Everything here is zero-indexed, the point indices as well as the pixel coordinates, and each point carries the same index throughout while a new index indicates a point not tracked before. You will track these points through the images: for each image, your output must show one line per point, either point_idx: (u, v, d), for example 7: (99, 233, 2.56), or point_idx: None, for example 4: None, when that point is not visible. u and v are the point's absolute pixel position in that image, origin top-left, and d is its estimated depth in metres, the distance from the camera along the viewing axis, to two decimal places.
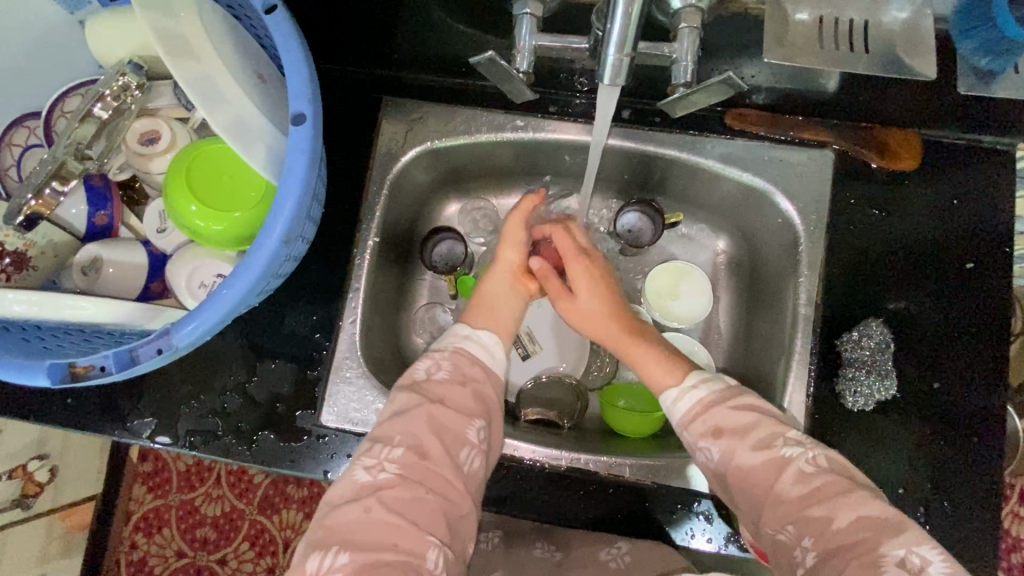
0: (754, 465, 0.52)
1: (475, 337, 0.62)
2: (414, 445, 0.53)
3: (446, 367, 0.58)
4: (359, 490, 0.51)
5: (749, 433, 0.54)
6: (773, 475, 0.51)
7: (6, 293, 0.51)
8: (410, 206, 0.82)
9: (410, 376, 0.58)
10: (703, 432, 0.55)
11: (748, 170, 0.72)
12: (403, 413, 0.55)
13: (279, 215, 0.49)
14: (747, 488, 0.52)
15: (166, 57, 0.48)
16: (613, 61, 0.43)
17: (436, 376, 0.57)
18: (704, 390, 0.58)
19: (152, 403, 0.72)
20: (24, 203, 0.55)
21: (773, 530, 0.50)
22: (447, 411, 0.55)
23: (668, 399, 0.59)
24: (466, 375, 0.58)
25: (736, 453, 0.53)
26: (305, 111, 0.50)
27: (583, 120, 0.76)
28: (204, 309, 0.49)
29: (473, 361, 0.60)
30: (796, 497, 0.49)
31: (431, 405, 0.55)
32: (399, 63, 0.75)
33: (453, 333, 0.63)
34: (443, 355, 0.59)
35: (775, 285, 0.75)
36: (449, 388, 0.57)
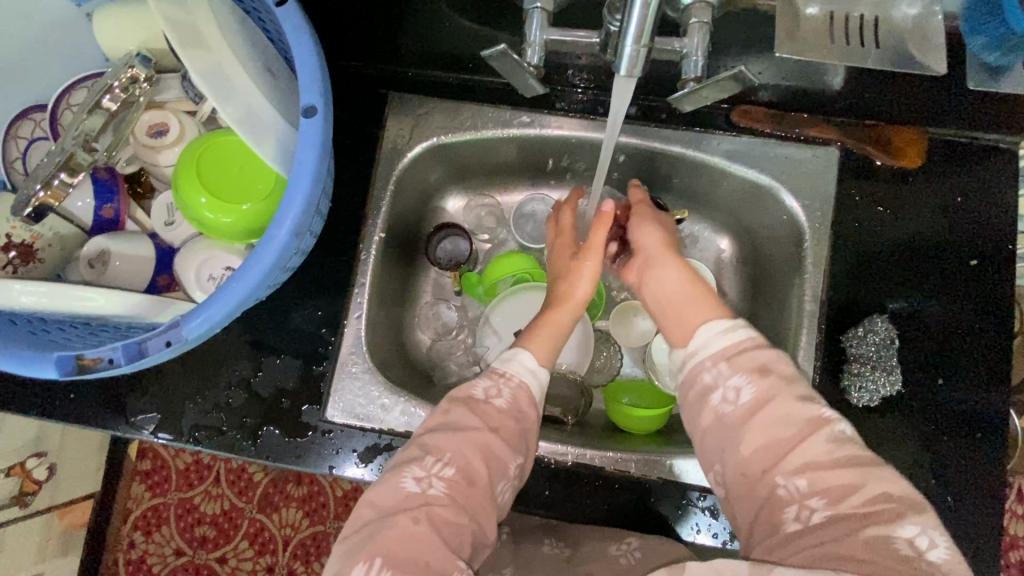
0: (780, 416, 0.48)
1: (541, 372, 0.59)
2: (463, 469, 0.52)
3: (507, 396, 0.56)
4: (407, 499, 0.50)
5: (792, 384, 0.50)
6: (806, 432, 0.47)
7: (14, 285, 0.50)
8: (415, 202, 0.82)
9: (466, 390, 0.56)
10: (744, 368, 0.51)
11: (754, 166, 0.73)
12: (457, 432, 0.53)
13: (290, 207, 0.49)
14: (767, 436, 0.48)
15: (178, 47, 0.48)
16: (630, 53, 0.43)
17: (495, 402, 0.56)
18: (753, 330, 0.53)
19: (157, 399, 0.71)
20: (32, 194, 0.55)
21: (780, 484, 0.46)
22: (503, 445, 0.54)
23: (710, 333, 0.54)
24: (523, 410, 0.56)
25: (776, 400, 0.49)
26: (315, 103, 0.50)
27: (589, 116, 0.76)
28: (214, 301, 0.49)
29: (532, 399, 0.57)
30: (822, 457, 0.46)
31: (488, 435, 0.54)
32: (405, 59, 0.75)
33: (519, 360, 0.59)
34: (506, 383, 0.57)
35: (779, 282, 0.75)
36: (505, 419, 0.55)
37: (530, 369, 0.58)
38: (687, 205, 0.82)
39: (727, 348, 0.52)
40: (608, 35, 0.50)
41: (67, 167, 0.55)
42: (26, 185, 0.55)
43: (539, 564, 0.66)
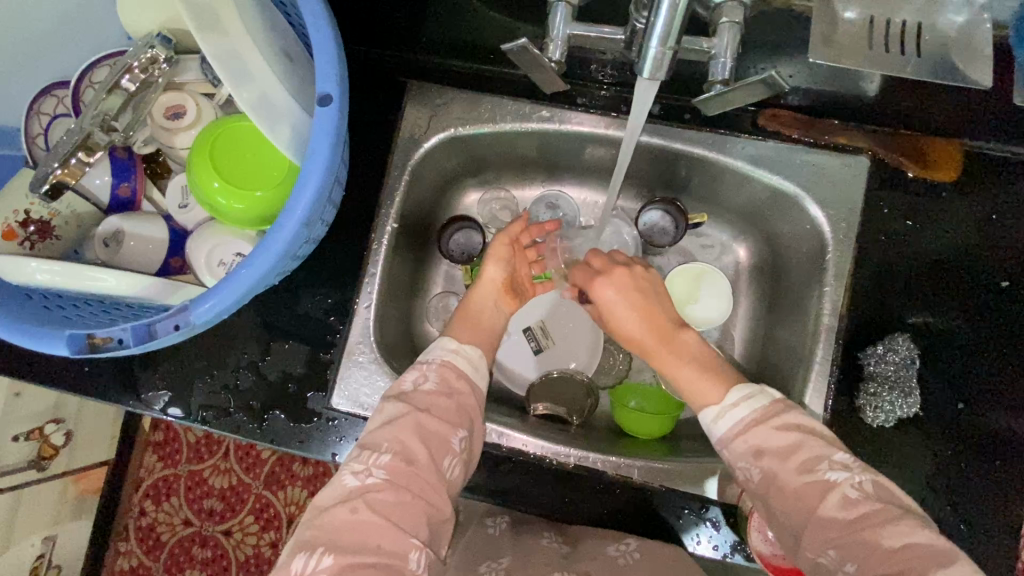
0: (792, 488, 0.49)
1: (462, 350, 0.61)
2: (401, 451, 0.52)
3: (434, 378, 0.58)
4: (348, 493, 0.50)
5: (791, 454, 0.50)
6: (817, 500, 0.48)
7: (29, 262, 0.51)
8: (430, 193, 0.81)
9: (397, 386, 0.57)
10: (744, 453, 0.52)
11: (779, 173, 0.70)
12: (392, 421, 0.54)
13: (302, 197, 0.48)
14: (788, 510, 0.49)
15: (195, 31, 0.48)
16: (654, 55, 0.41)
17: (424, 387, 0.57)
18: (739, 411, 0.54)
19: (167, 376, 0.72)
20: (49, 172, 0.54)
21: (814, 555, 0.48)
22: (435, 418, 0.54)
23: (708, 419, 0.56)
24: (453, 386, 0.58)
25: (778, 476, 0.50)
26: (331, 92, 0.49)
27: (609, 113, 0.74)
28: (223, 286, 0.48)
29: (460, 376, 0.59)
30: (839, 522, 0.47)
31: (420, 414, 0.54)
32: (426, 46, 0.74)
33: (439, 346, 0.61)
34: (430, 368, 0.59)
35: (799, 293, 0.73)
36: (435, 398, 0.56)
37: (451, 349, 0.61)
38: (706, 209, 0.81)
39: (728, 429, 0.54)
40: (633, 33, 0.47)
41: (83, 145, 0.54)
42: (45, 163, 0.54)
43: (537, 555, 0.68)
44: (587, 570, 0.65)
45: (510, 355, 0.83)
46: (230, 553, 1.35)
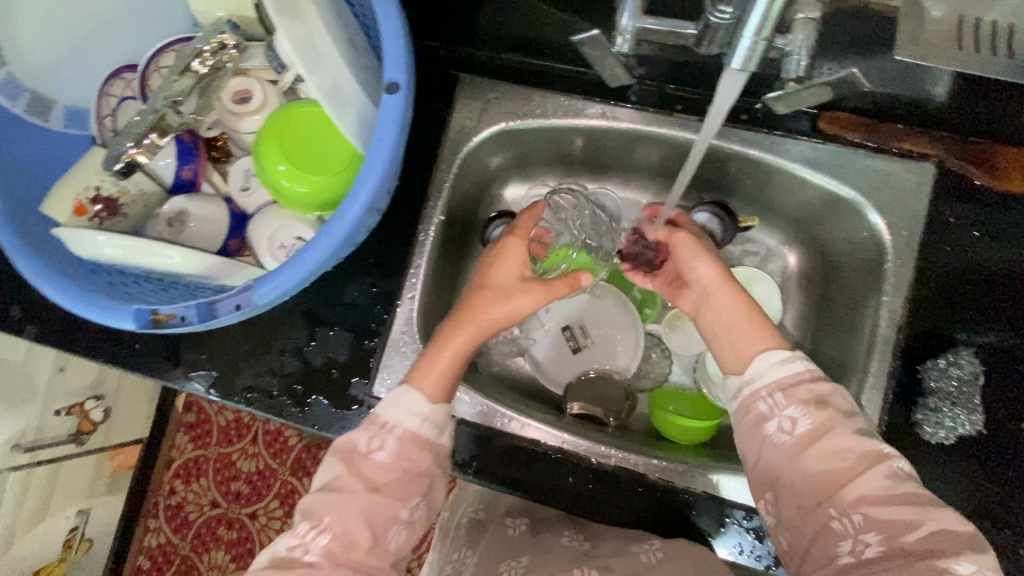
0: (838, 451, 0.48)
1: (430, 416, 0.56)
2: (342, 534, 0.51)
3: (391, 449, 0.54)
4: (283, 560, 0.51)
5: (849, 417, 0.50)
6: (864, 465, 0.47)
7: (98, 236, 0.52)
8: (475, 187, 0.82)
9: (349, 446, 0.54)
10: (803, 400, 0.51)
11: (838, 178, 0.68)
12: (335, 492, 0.52)
13: (367, 181, 0.49)
14: (825, 468, 0.48)
15: (274, 14, 0.49)
16: (746, 49, 0.40)
17: (377, 457, 0.54)
18: (800, 365, 0.53)
19: (214, 357, 0.74)
20: (122, 152, 0.55)
21: (834, 517, 0.47)
22: (383, 501, 0.53)
23: (767, 364, 0.53)
24: (410, 460, 0.54)
25: (832, 433, 0.49)
26: (399, 79, 0.49)
27: (661, 111, 0.73)
28: (284, 270, 0.49)
29: (423, 445, 0.55)
30: (878, 492, 0.46)
31: (367, 496, 0.53)
32: (480, 41, 0.75)
33: (403, 407, 0.55)
34: (390, 434, 0.54)
35: (852, 302, 0.71)
36: (389, 475, 0.53)
37: (418, 413, 0.55)
38: (757, 212, 0.79)
39: (783, 378, 0.52)
40: (707, 28, 0.46)
41: (159, 128, 0.56)
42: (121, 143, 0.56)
43: (558, 552, 0.67)
44: (608, 566, 0.63)
45: (548, 351, 0.83)
46: (256, 536, 1.37)
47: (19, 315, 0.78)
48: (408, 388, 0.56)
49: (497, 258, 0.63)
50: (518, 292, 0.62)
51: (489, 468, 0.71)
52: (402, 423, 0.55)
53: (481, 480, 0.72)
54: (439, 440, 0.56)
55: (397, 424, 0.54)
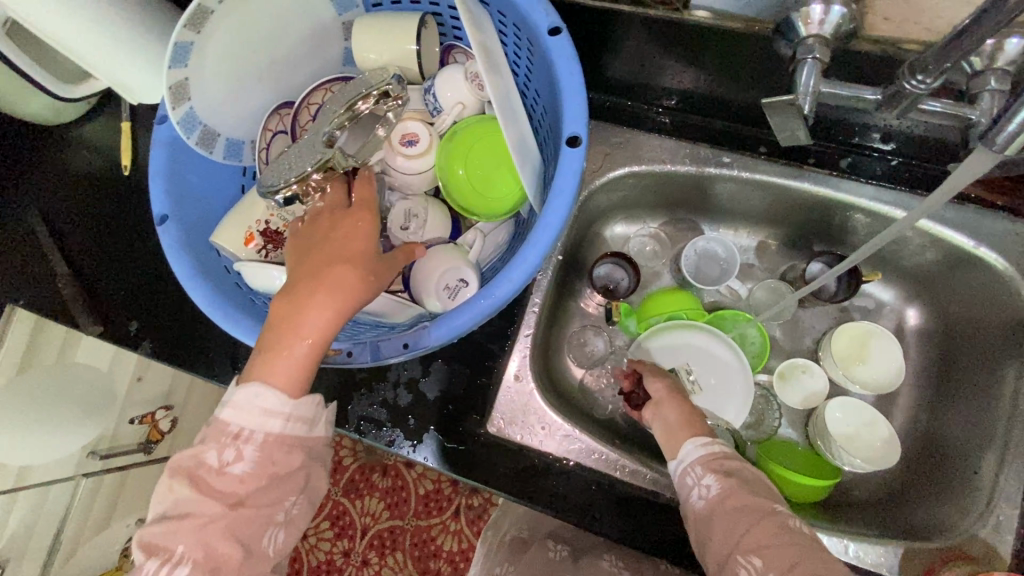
0: (739, 507, 0.50)
1: (272, 410, 0.45)
2: (205, 560, 0.42)
3: (248, 462, 0.44)
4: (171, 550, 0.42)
5: (755, 484, 0.52)
6: (758, 518, 0.49)
7: (270, 269, 0.52)
8: (584, 227, 0.83)
9: (196, 455, 0.44)
10: (717, 470, 0.53)
11: (979, 241, 0.66)
12: (184, 512, 0.42)
13: (547, 232, 0.49)
14: (726, 530, 0.49)
15: (484, 67, 0.45)
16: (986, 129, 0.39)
17: (233, 471, 0.44)
18: (717, 443, 0.56)
19: (327, 385, 0.75)
20: (287, 185, 0.52)
21: (740, 563, 0.47)
22: (247, 519, 0.44)
23: (689, 449, 0.56)
24: (275, 465, 0.45)
25: (734, 494, 0.50)
26: (578, 133, 0.50)
27: (791, 162, 0.73)
28: (461, 312, 0.49)
29: (291, 445, 0.46)
30: (774, 539, 0.47)
31: (232, 511, 0.43)
32: (605, 86, 0.76)
33: (241, 408, 0.45)
34: (246, 441, 0.44)
35: (984, 366, 0.69)
36: (253, 483, 0.44)
37: (263, 408, 0.45)
38: (877, 267, 0.78)
39: (704, 455, 0.55)
40: (898, 93, 0.46)
41: (325, 167, 0.52)
42: (282, 174, 0.53)
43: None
44: None
45: None
46: (304, 556, 1.42)
47: (138, 331, 0.80)
48: (260, 387, 0.45)
49: (348, 227, 0.50)
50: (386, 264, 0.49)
51: (608, 518, 0.70)
52: (259, 428, 0.45)
53: (597, 530, 0.70)
54: (312, 433, 0.48)
55: (253, 430, 0.45)
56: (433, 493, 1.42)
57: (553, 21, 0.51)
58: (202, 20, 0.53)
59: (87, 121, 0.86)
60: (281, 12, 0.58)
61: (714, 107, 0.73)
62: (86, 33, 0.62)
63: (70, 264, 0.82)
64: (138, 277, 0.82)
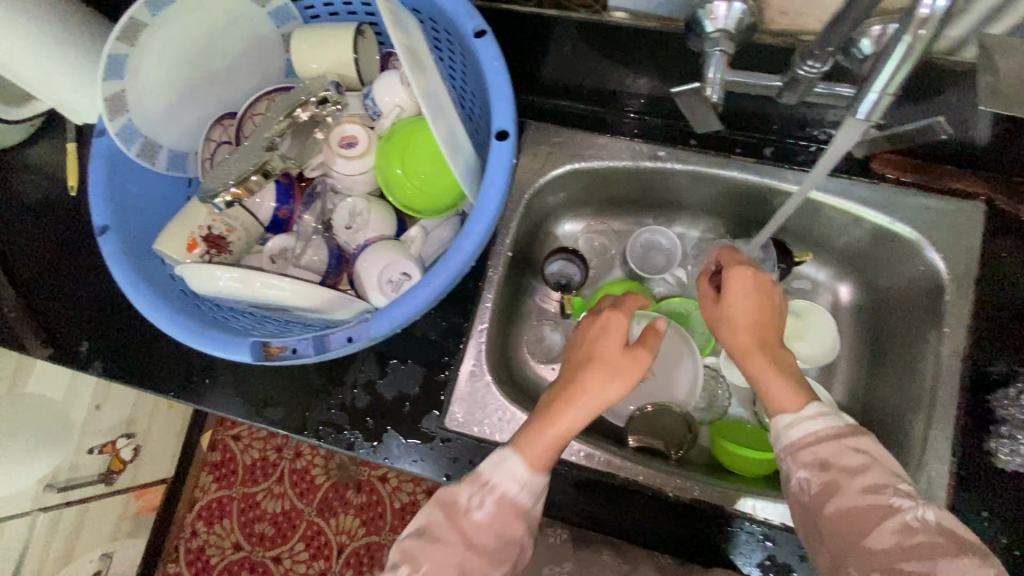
0: (851, 508, 0.49)
1: (522, 479, 0.53)
2: None
3: (489, 510, 0.52)
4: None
5: (859, 475, 0.50)
6: (872, 521, 0.48)
7: (215, 270, 0.53)
8: (535, 226, 0.85)
9: (450, 500, 0.54)
10: (809, 462, 0.52)
11: (893, 216, 0.71)
12: (434, 542, 0.52)
13: (480, 222, 0.52)
14: (839, 530, 0.49)
15: (408, 67, 0.48)
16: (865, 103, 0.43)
17: (476, 515, 0.53)
18: (822, 422, 0.53)
19: (285, 393, 0.75)
20: (226, 189, 0.56)
21: (855, 572, 0.47)
22: (479, 561, 0.52)
23: (781, 426, 0.55)
24: (505, 525, 0.52)
25: (840, 491, 0.50)
26: (506, 127, 0.53)
27: (721, 153, 0.77)
28: (402, 303, 0.51)
29: (518, 512, 0.53)
30: (894, 548, 0.46)
31: (466, 551, 0.52)
32: (545, 90, 0.79)
33: (499, 467, 0.54)
34: (488, 493, 0.53)
35: (911, 335, 0.73)
36: (485, 533, 0.52)
37: (512, 476, 0.53)
38: (809, 248, 0.82)
39: (809, 437, 0.53)
40: (793, 80, 0.51)
41: (264, 170, 0.56)
42: (222, 178, 0.56)
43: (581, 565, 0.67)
44: None
45: None
46: None
47: (88, 352, 0.78)
48: (511, 453, 0.54)
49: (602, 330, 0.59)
50: (624, 363, 0.56)
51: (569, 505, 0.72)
52: (500, 489, 0.53)
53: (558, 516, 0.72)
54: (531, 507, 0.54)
55: (496, 487, 0.53)
56: (409, 506, 1.40)
57: (477, 25, 0.54)
58: (135, 36, 0.56)
59: (33, 145, 0.86)
60: (218, 26, 0.61)
61: (647, 104, 0.78)
62: (24, 54, 0.62)
63: (17, 288, 0.81)
64: (88, 297, 0.81)
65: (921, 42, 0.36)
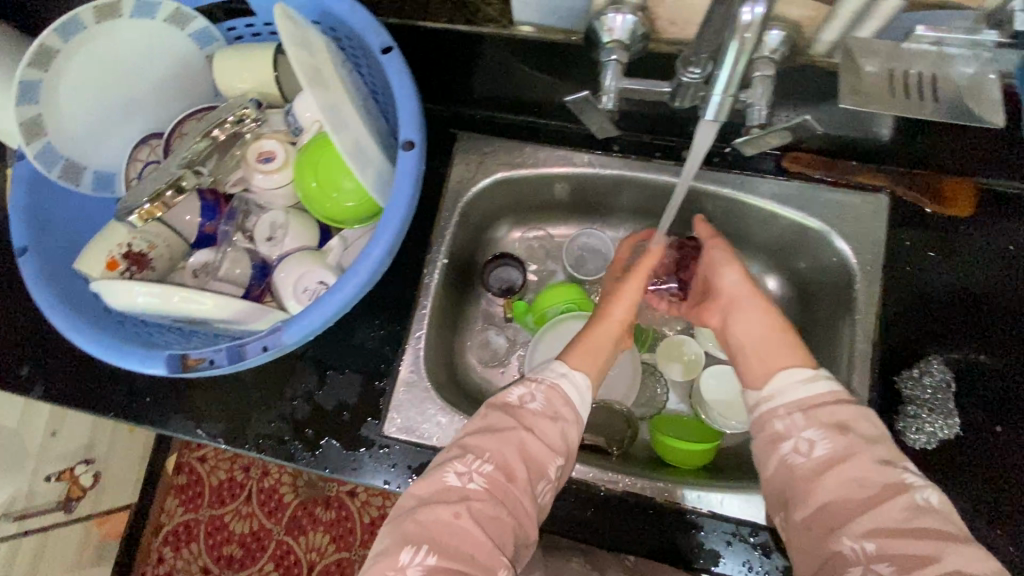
0: (858, 480, 0.47)
1: (571, 376, 0.59)
2: (503, 465, 0.51)
3: (541, 400, 0.56)
4: (447, 492, 0.50)
5: (877, 445, 0.49)
6: (883, 496, 0.46)
7: (133, 285, 0.54)
8: (473, 234, 0.87)
9: (504, 396, 0.56)
10: (826, 423, 0.50)
11: (804, 211, 0.75)
12: (494, 430, 0.53)
13: (386, 229, 0.54)
14: (839, 499, 0.47)
15: (306, 83, 0.51)
16: (715, 102, 0.48)
17: (530, 406, 0.55)
18: (822, 384, 0.53)
19: (226, 408, 0.76)
20: (138, 206, 0.57)
21: (847, 544, 0.45)
22: (539, 442, 0.53)
23: (789, 380, 0.55)
24: (558, 411, 0.56)
25: (851, 460, 0.48)
26: (414, 138, 0.56)
27: (643, 157, 0.80)
28: (312, 310, 0.53)
29: (567, 401, 0.57)
30: (902, 522, 0.45)
31: (525, 434, 0.53)
32: (475, 101, 0.82)
33: (550, 367, 0.60)
34: (539, 387, 0.57)
35: (830, 323, 0.76)
36: (542, 420, 0.55)
37: (561, 373, 0.59)
38: (735, 245, 0.84)
39: (806, 399, 0.53)
40: (680, 85, 0.54)
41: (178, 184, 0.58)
42: (139, 195, 0.58)
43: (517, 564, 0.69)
44: None
45: None
46: None
47: (29, 375, 0.78)
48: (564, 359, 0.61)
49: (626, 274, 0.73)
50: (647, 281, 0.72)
51: None
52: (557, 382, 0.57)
53: None
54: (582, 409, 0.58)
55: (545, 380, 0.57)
56: (380, 520, 1.39)
57: (384, 41, 0.56)
58: (48, 61, 0.57)
59: None
60: (136, 50, 0.62)
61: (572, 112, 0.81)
62: None
63: None
64: (27, 321, 0.81)
65: (746, 45, 0.41)
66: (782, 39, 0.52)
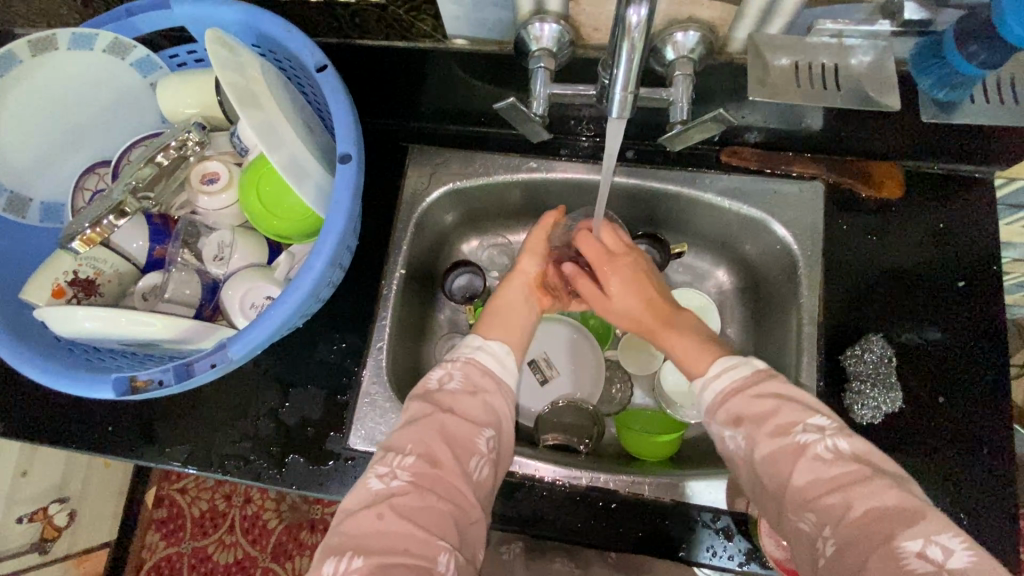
0: (774, 455, 0.50)
1: (487, 347, 0.63)
2: (425, 453, 0.53)
3: (459, 376, 0.59)
4: (374, 497, 0.51)
5: (774, 418, 0.51)
6: (791, 463, 0.49)
7: (78, 312, 0.55)
8: (431, 245, 0.88)
9: (424, 386, 0.59)
10: (728, 419, 0.54)
11: (747, 202, 0.77)
12: (414, 423, 0.55)
13: (326, 243, 0.56)
14: (771, 478, 0.50)
15: (238, 105, 0.54)
16: (619, 99, 0.48)
17: (449, 386, 0.58)
18: (734, 375, 0.56)
19: (188, 431, 0.75)
20: (81, 231, 0.58)
21: (796, 521, 0.48)
22: (458, 420, 0.55)
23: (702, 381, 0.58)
24: (476, 382, 0.59)
25: (757, 441, 0.51)
26: (350, 152, 0.58)
27: (590, 160, 0.83)
28: (256, 326, 0.55)
29: (483, 370, 0.60)
30: (815, 484, 0.47)
31: (443, 415, 0.55)
32: (424, 116, 0.84)
33: (464, 344, 0.63)
34: (455, 365, 0.60)
35: (778, 309, 0.78)
36: (460, 397, 0.57)
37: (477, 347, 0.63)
38: (686, 240, 0.87)
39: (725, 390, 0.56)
40: (602, 87, 0.56)
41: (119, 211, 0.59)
42: (82, 221, 0.59)
43: None
44: None
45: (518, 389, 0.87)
46: None
47: None
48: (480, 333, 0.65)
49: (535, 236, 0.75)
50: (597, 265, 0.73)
51: None
52: (471, 356, 0.61)
53: None
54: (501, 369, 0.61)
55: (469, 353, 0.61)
56: None
57: (319, 61, 0.59)
58: None
59: None
60: (74, 79, 0.65)
61: None
62: None
63: None
64: None
65: (638, 43, 0.44)
66: (698, 39, 0.55)
